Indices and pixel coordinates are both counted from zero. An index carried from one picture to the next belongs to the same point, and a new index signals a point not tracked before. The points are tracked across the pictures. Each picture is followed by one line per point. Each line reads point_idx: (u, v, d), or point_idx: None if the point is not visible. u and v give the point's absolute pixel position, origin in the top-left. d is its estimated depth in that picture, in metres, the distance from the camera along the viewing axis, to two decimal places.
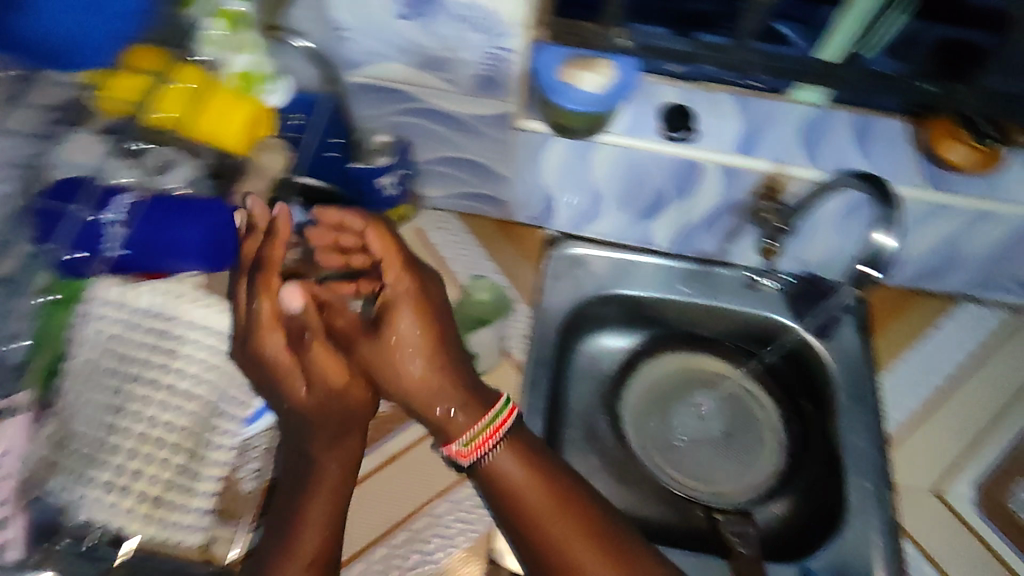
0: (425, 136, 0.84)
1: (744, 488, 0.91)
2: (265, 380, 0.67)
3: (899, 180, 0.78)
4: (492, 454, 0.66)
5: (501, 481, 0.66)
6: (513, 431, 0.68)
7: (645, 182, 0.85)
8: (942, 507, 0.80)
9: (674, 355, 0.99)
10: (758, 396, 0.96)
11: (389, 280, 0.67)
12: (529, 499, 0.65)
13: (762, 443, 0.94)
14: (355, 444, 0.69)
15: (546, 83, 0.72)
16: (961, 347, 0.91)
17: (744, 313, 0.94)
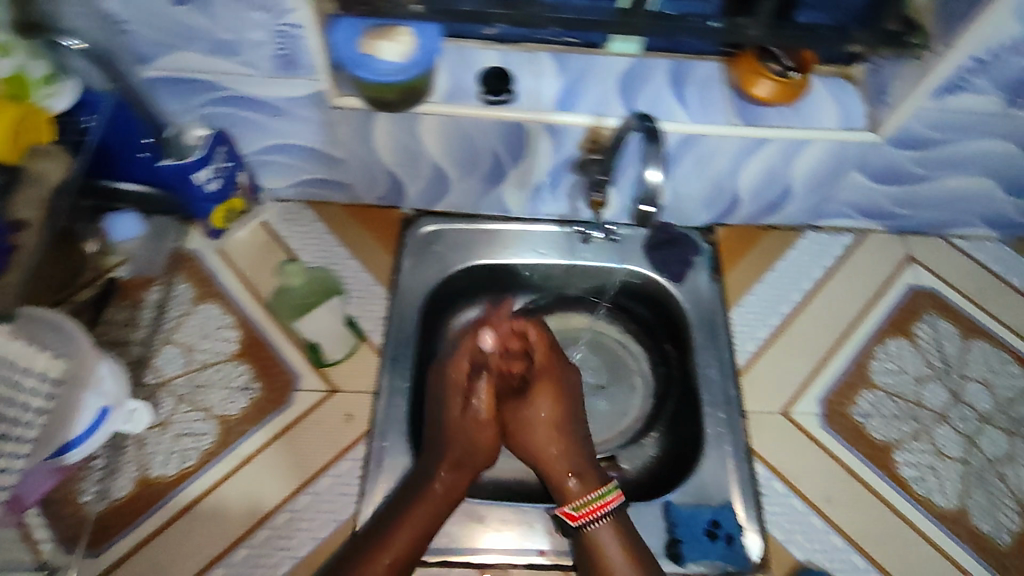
0: (245, 126, 0.81)
1: (615, 435, 0.93)
2: (433, 416, 0.80)
3: (713, 122, 0.80)
4: (595, 525, 0.71)
5: (592, 535, 0.71)
6: (616, 512, 0.72)
7: (478, 150, 0.84)
8: (790, 424, 0.84)
9: (547, 316, 1.00)
10: (626, 345, 0.99)
11: (535, 359, 0.80)
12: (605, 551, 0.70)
13: (633, 390, 0.96)
14: (460, 483, 0.75)
15: (346, 58, 0.70)
16: (803, 274, 0.96)
17: (603, 268, 0.96)
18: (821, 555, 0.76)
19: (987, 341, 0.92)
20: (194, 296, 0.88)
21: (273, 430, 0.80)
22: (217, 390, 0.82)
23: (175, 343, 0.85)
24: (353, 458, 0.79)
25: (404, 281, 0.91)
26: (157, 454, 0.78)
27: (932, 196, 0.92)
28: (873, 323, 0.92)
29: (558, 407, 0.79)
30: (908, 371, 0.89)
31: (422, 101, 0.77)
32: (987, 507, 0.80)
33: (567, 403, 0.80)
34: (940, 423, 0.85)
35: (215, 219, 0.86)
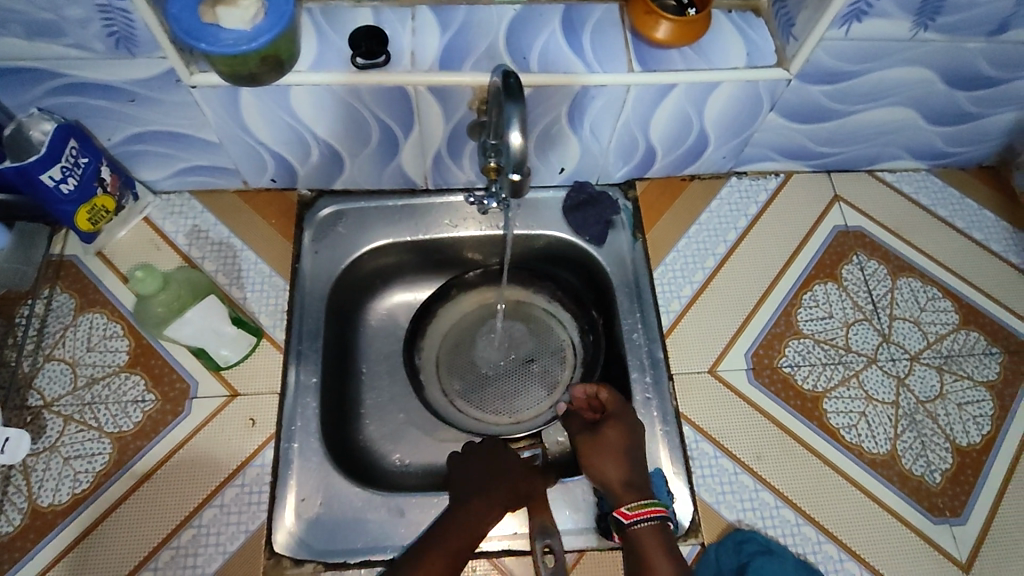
0: (99, 115, 0.73)
1: (542, 409, 0.90)
2: (466, 467, 0.78)
3: (611, 70, 0.74)
4: (642, 527, 0.68)
5: (641, 538, 0.68)
6: (661, 523, 0.68)
7: (364, 122, 0.77)
8: (717, 383, 0.81)
9: (472, 291, 0.96)
10: (556, 314, 0.96)
11: (607, 399, 0.77)
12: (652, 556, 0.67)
13: (562, 361, 0.93)
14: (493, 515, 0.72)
15: (181, 28, 0.62)
16: (728, 224, 0.91)
17: (522, 236, 0.90)
18: (753, 515, 0.74)
19: (915, 277, 0.90)
20: (75, 306, 0.81)
21: (171, 443, 0.75)
22: (107, 406, 0.76)
23: (57, 359, 0.78)
24: (260, 464, 0.75)
25: (306, 270, 0.86)
26: (46, 480, 0.72)
27: (854, 131, 0.88)
28: (800, 269, 0.89)
29: (628, 432, 0.74)
30: (837, 316, 0.86)
31: (286, 72, 0.70)
32: (917, 448, 0.79)
33: (629, 430, 0.74)
34: (869, 366, 0.83)
35: (81, 223, 0.77)
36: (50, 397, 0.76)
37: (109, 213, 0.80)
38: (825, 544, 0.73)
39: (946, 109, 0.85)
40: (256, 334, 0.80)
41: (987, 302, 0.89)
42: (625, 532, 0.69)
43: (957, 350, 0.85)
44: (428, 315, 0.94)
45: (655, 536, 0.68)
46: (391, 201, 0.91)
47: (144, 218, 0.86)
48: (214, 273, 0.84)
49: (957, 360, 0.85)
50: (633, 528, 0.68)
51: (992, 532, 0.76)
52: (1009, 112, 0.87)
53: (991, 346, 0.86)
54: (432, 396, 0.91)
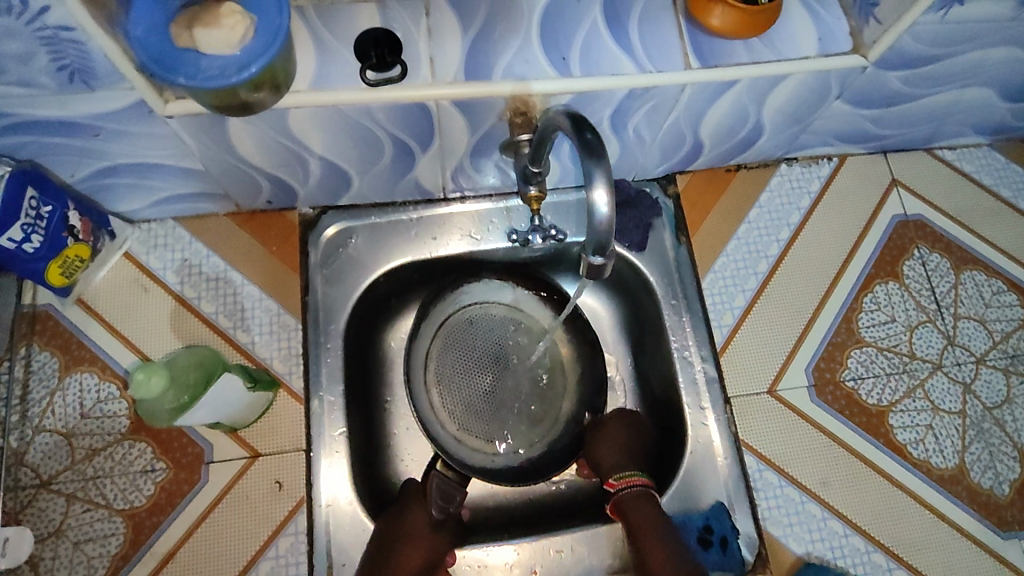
0: (57, 153, 0.61)
1: (488, 451, 0.80)
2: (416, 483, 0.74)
3: (665, 68, 0.62)
4: (623, 493, 0.71)
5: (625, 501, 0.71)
6: (643, 491, 0.71)
7: (375, 138, 0.66)
8: (778, 404, 0.75)
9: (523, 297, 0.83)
10: (564, 379, 0.83)
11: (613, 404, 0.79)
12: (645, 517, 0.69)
13: (538, 424, 0.81)
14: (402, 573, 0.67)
15: (150, 56, 0.48)
16: (780, 220, 0.83)
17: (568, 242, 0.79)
18: (822, 545, 0.71)
19: (979, 269, 0.83)
20: (60, 366, 0.71)
21: (192, 517, 0.68)
22: (113, 480, 0.68)
23: (48, 431, 0.69)
24: (294, 532, 0.68)
25: (317, 301, 0.75)
26: (57, 569, 0.66)
27: (921, 113, 0.78)
28: (859, 269, 0.82)
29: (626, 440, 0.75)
30: (900, 320, 0.80)
31: (283, 94, 0.57)
32: (985, 460, 0.75)
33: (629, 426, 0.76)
34: (934, 374, 0.78)
35: (55, 279, 0.67)
36: (48, 476, 0.68)
37: (84, 262, 0.69)
38: (897, 571, 0.71)
39: None
40: (272, 387, 0.71)
41: None
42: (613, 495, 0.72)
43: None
44: (467, 284, 0.82)
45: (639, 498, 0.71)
46: (405, 214, 0.80)
47: (125, 254, 0.75)
48: (213, 315, 0.74)
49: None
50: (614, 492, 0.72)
51: None
52: None
53: None
54: (414, 361, 0.80)
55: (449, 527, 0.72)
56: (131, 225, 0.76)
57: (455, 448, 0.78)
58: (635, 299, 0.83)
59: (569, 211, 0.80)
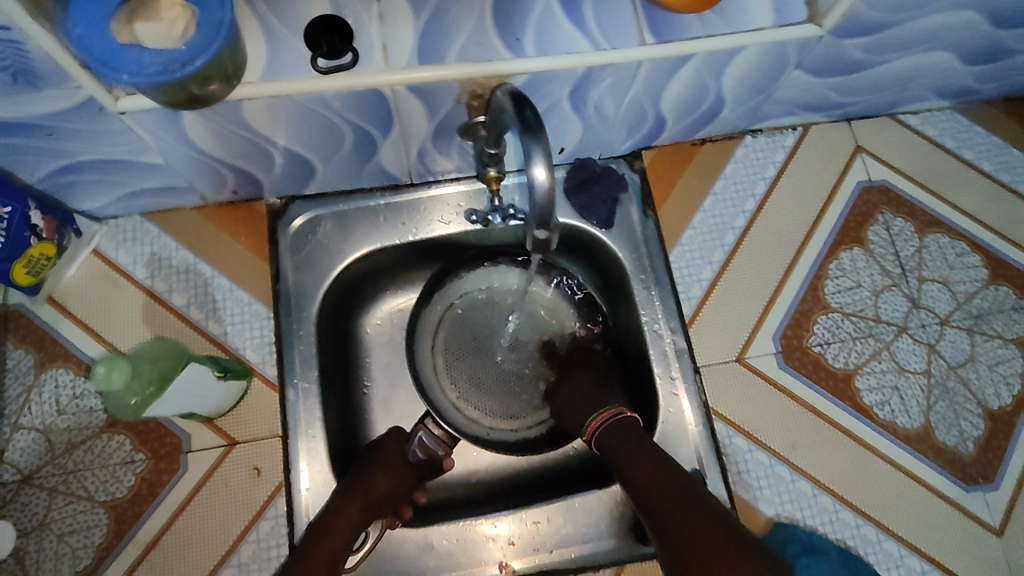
0: (12, 155, 0.61)
1: (483, 424, 0.80)
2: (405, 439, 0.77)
3: (619, 45, 0.63)
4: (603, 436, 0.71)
5: (613, 443, 0.69)
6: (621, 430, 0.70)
7: (334, 126, 0.66)
8: (745, 372, 0.77)
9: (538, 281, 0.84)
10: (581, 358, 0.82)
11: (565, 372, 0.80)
12: (639, 457, 0.67)
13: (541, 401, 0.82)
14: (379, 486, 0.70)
15: (92, 54, 0.48)
16: (746, 191, 0.84)
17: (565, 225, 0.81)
18: (791, 507, 0.73)
19: (942, 232, 0.84)
20: (35, 363, 0.72)
21: (173, 505, 0.69)
22: (94, 472, 0.69)
23: (27, 427, 0.70)
24: (273, 516, 0.70)
25: (289, 289, 0.76)
26: (43, 562, 0.67)
27: (880, 80, 0.78)
28: (824, 236, 0.83)
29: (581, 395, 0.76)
30: (865, 285, 0.81)
31: (234, 85, 0.57)
32: (950, 418, 0.77)
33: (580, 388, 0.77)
34: (899, 337, 0.79)
35: (21, 278, 0.68)
36: (28, 472, 0.69)
37: (50, 260, 0.70)
38: (863, 527, 0.73)
39: (989, 49, 0.75)
40: (246, 375, 0.73)
41: (1016, 254, 0.84)
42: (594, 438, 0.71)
43: (987, 308, 0.81)
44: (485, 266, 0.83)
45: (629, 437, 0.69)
46: (373, 200, 0.80)
47: (94, 250, 0.76)
48: (185, 308, 0.75)
49: (988, 319, 0.81)
50: (596, 434, 0.71)
51: None
52: None
53: (1021, 301, 0.82)
54: (421, 331, 0.81)
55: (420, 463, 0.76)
56: (98, 221, 0.76)
57: (449, 413, 0.80)
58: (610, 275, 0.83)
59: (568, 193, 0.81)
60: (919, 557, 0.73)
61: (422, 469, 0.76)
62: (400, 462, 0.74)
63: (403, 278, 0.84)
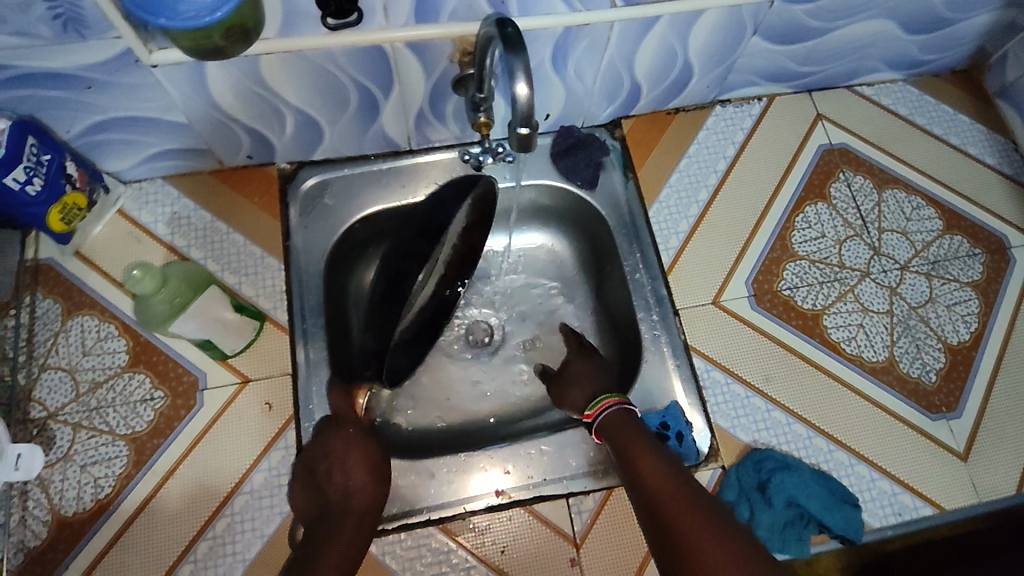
0: (53, 107, 0.69)
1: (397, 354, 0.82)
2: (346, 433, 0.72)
3: (594, 7, 0.70)
4: (604, 421, 0.73)
5: (617, 426, 0.72)
6: (624, 415, 0.73)
7: (340, 85, 0.74)
8: (721, 313, 0.83)
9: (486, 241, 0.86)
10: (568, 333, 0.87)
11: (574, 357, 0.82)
12: (640, 442, 0.69)
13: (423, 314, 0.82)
14: (365, 495, 0.68)
15: (134, 3, 0.56)
16: (717, 154, 0.92)
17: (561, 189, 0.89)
18: (767, 434, 0.78)
19: (899, 188, 0.91)
20: (63, 311, 0.78)
21: (190, 437, 0.74)
22: (116, 408, 0.74)
23: (54, 368, 0.75)
24: (284, 447, 0.74)
25: (297, 246, 0.82)
26: (66, 490, 0.71)
27: (832, 50, 0.87)
28: (791, 192, 0.90)
29: (585, 395, 0.77)
30: (829, 235, 0.88)
31: (254, 41, 0.65)
32: (912, 352, 0.83)
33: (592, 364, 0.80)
34: (863, 280, 0.86)
35: (57, 226, 0.74)
36: (53, 408, 0.74)
37: (81, 211, 0.77)
38: (836, 452, 0.78)
39: (924, 18, 0.85)
40: (259, 318, 0.78)
41: (969, 206, 0.91)
42: (598, 422, 0.73)
43: (944, 255, 0.88)
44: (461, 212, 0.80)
45: (630, 424, 0.72)
46: (375, 165, 0.87)
47: (118, 210, 0.82)
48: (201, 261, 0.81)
49: (945, 264, 0.88)
50: (601, 419, 0.73)
51: (986, 421, 0.80)
52: (987, 14, 0.86)
53: (974, 248, 0.89)
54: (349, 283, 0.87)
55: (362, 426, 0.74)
56: (123, 184, 0.83)
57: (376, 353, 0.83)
58: (601, 242, 0.90)
59: (560, 158, 0.88)
60: (890, 479, 0.77)
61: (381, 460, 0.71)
62: (363, 457, 0.70)
63: None
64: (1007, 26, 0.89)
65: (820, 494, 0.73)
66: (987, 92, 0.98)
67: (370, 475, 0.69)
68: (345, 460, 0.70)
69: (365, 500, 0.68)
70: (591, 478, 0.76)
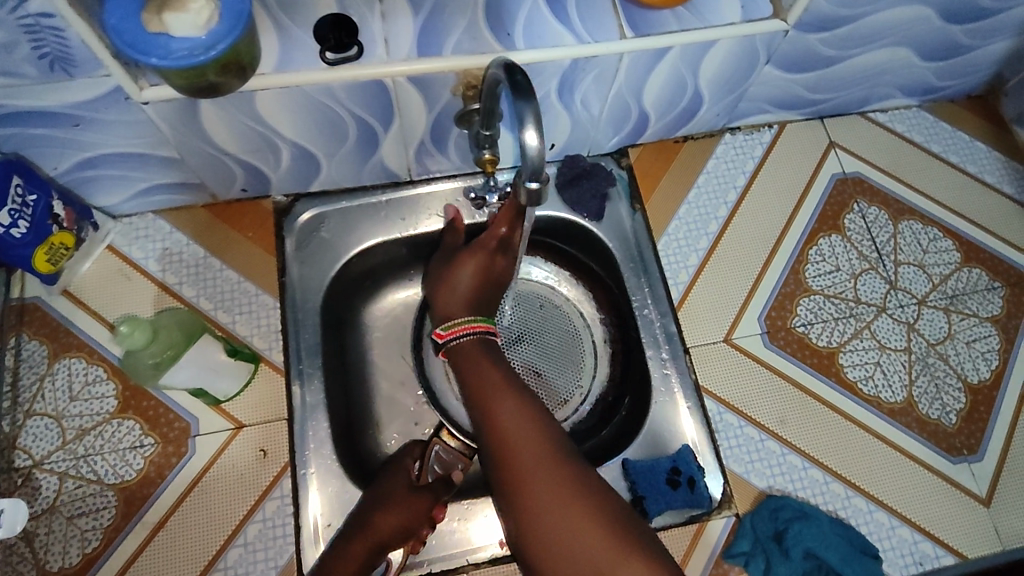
0: (40, 145, 0.66)
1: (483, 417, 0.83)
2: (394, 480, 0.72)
3: (603, 39, 0.68)
4: (460, 339, 0.72)
5: (465, 346, 0.72)
6: (479, 333, 0.73)
7: (339, 120, 0.71)
8: (734, 351, 0.80)
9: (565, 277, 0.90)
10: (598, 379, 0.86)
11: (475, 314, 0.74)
12: (490, 369, 0.70)
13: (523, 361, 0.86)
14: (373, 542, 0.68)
15: (123, 41, 0.53)
16: (727, 183, 0.89)
17: (569, 223, 0.86)
18: (783, 480, 0.75)
19: (915, 219, 0.89)
20: (49, 353, 0.75)
21: (181, 486, 0.71)
22: (104, 456, 0.71)
23: (39, 414, 0.72)
24: (279, 496, 0.71)
25: (293, 282, 0.79)
26: (51, 544, 0.68)
27: (847, 77, 0.85)
28: (804, 224, 0.87)
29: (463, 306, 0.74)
30: (844, 268, 0.85)
31: (250, 77, 0.63)
32: (932, 391, 0.80)
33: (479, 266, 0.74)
34: (879, 316, 0.83)
35: (43, 267, 0.72)
36: (38, 457, 0.71)
37: (69, 250, 0.74)
38: (854, 498, 0.75)
39: (942, 45, 0.82)
40: (254, 360, 0.75)
41: (987, 238, 0.88)
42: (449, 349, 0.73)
43: (962, 289, 0.85)
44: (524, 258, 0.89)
45: (483, 348, 0.72)
46: (375, 197, 0.84)
47: (108, 246, 0.79)
48: (194, 299, 0.78)
49: (963, 299, 0.85)
50: (455, 342, 0.73)
51: (1008, 465, 0.77)
52: (1005, 41, 0.84)
53: (993, 281, 0.86)
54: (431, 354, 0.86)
55: (432, 487, 0.73)
56: (113, 218, 0.80)
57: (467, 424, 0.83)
58: (609, 273, 0.86)
59: (568, 191, 0.85)
60: (910, 526, 0.74)
61: (420, 517, 0.70)
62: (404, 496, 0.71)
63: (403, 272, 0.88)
64: None
65: (838, 544, 0.70)
66: (1004, 118, 0.95)
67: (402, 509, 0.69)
68: (386, 500, 0.70)
69: (386, 530, 0.68)
70: None
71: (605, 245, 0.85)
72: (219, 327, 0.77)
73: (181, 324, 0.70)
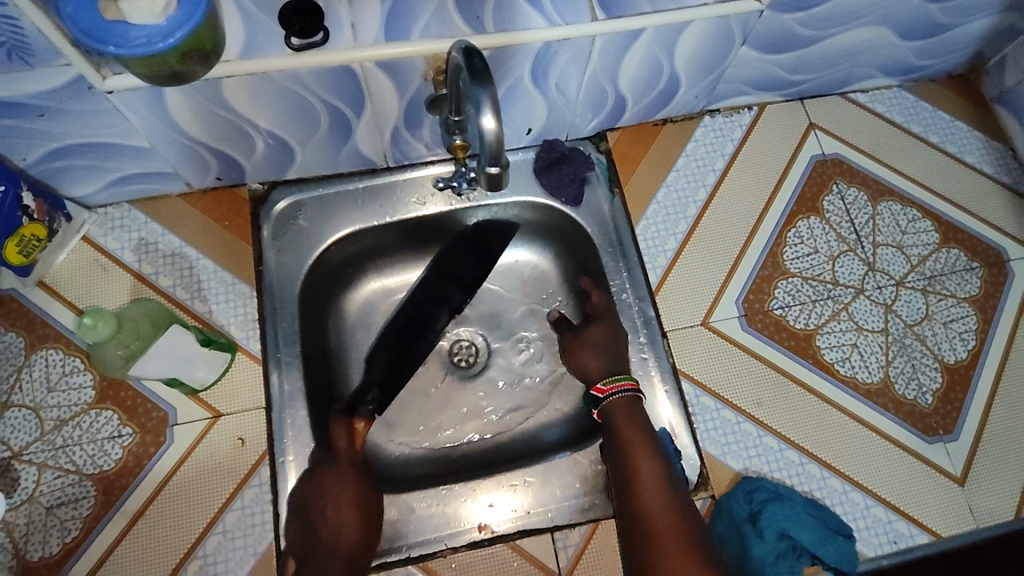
0: (7, 135, 0.65)
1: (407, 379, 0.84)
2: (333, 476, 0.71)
3: (574, 21, 0.68)
4: (612, 400, 0.73)
5: (618, 407, 0.73)
6: (630, 396, 0.73)
7: (310, 106, 0.71)
8: (711, 335, 0.80)
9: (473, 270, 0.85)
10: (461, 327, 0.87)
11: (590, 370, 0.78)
12: (638, 435, 0.71)
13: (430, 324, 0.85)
14: (355, 533, 0.69)
15: (81, 29, 0.53)
16: (706, 167, 0.88)
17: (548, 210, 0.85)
18: (759, 462, 0.75)
19: (894, 200, 0.88)
20: (26, 345, 0.75)
21: (160, 475, 0.71)
22: (83, 447, 0.72)
23: (17, 405, 0.72)
24: (257, 484, 0.72)
25: (270, 270, 0.79)
26: (31, 534, 0.69)
27: (825, 57, 0.84)
28: (782, 207, 0.87)
29: (602, 364, 0.77)
30: (822, 251, 0.85)
31: (214, 62, 0.62)
32: (908, 372, 0.80)
33: (613, 330, 0.78)
34: (857, 298, 0.83)
35: (15, 257, 0.73)
36: (17, 448, 0.71)
37: (42, 241, 0.75)
38: (830, 478, 0.75)
39: (919, 24, 0.81)
40: (229, 350, 0.75)
41: (966, 218, 0.88)
42: (601, 409, 0.74)
43: (941, 270, 0.85)
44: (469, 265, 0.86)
45: (633, 407, 0.73)
46: (351, 184, 0.84)
47: (82, 237, 0.79)
48: (170, 289, 0.78)
49: (942, 279, 0.85)
50: (608, 401, 0.73)
51: (983, 444, 0.78)
52: (985, 19, 0.83)
53: (972, 261, 0.86)
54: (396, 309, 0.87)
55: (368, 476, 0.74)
56: (87, 209, 0.80)
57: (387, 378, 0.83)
58: (588, 258, 0.86)
59: (547, 176, 0.84)
60: (885, 506, 0.75)
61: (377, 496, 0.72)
62: (356, 481, 0.72)
63: (382, 259, 0.87)
64: (1004, 31, 0.86)
65: (812, 525, 0.71)
66: (985, 97, 0.94)
67: (357, 514, 0.70)
68: (340, 496, 0.70)
69: (351, 543, 0.69)
70: (577, 511, 0.74)
71: (583, 231, 0.85)
72: (195, 317, 0.77)
73: (150, 318, 0.70)
